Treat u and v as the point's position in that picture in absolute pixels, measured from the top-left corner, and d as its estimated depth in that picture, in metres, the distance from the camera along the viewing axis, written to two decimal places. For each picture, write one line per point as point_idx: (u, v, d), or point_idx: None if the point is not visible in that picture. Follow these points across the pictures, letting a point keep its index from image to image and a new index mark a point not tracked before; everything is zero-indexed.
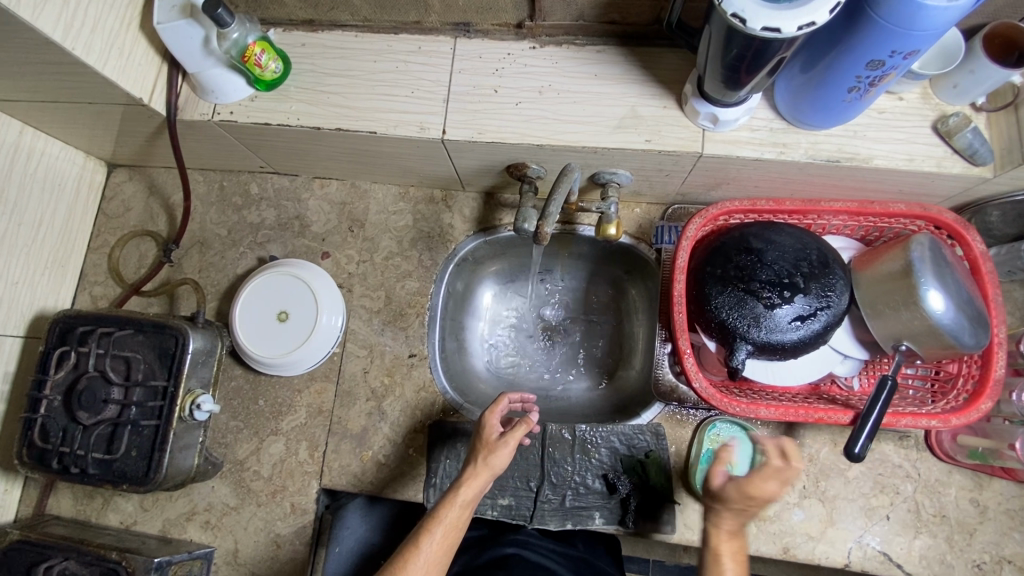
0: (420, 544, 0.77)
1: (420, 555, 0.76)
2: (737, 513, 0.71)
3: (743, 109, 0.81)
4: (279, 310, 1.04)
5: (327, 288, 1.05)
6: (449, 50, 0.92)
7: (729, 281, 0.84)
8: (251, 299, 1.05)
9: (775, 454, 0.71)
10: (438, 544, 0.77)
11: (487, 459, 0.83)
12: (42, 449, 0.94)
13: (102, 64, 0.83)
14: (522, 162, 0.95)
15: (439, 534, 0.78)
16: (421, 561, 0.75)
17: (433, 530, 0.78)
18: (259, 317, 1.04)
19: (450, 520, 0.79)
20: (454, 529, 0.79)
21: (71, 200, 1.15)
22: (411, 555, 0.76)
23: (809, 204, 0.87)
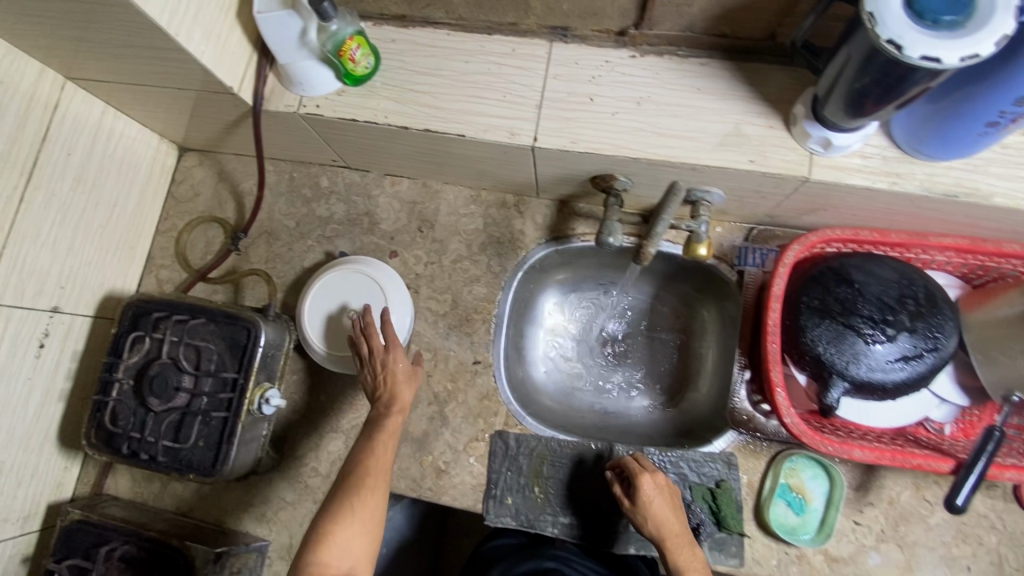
0: (374, 451, 0.84)
1: (378, 458, 0.83)
2: (662, 527, 0.81)
3: (858, 136, 0.77)
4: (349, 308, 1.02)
5: (398, 291, 1.03)
6: (544, 54, 0.89)
7: (827, 313, 0.81)
8: (320, 294, 1.03)
9: (630, 463, 0.87)
10: (385, 447, 0.85)
11: (402, 381, 0.89)
12: (111, 432, 0.94)
13: (201, 51, 0.82)
14: (610, 174, 0.91)
15: (382, 440, 0.85)
16: (381, 464, 0.83)
17: (380, 439, 0.85)
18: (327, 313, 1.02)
19: (392, 430, 0.86)
20: (394, 434, 0.87)
21: (144, 181, 1.15)
22: (371, 460, 0.83)
23: (916, 237, 0.83)
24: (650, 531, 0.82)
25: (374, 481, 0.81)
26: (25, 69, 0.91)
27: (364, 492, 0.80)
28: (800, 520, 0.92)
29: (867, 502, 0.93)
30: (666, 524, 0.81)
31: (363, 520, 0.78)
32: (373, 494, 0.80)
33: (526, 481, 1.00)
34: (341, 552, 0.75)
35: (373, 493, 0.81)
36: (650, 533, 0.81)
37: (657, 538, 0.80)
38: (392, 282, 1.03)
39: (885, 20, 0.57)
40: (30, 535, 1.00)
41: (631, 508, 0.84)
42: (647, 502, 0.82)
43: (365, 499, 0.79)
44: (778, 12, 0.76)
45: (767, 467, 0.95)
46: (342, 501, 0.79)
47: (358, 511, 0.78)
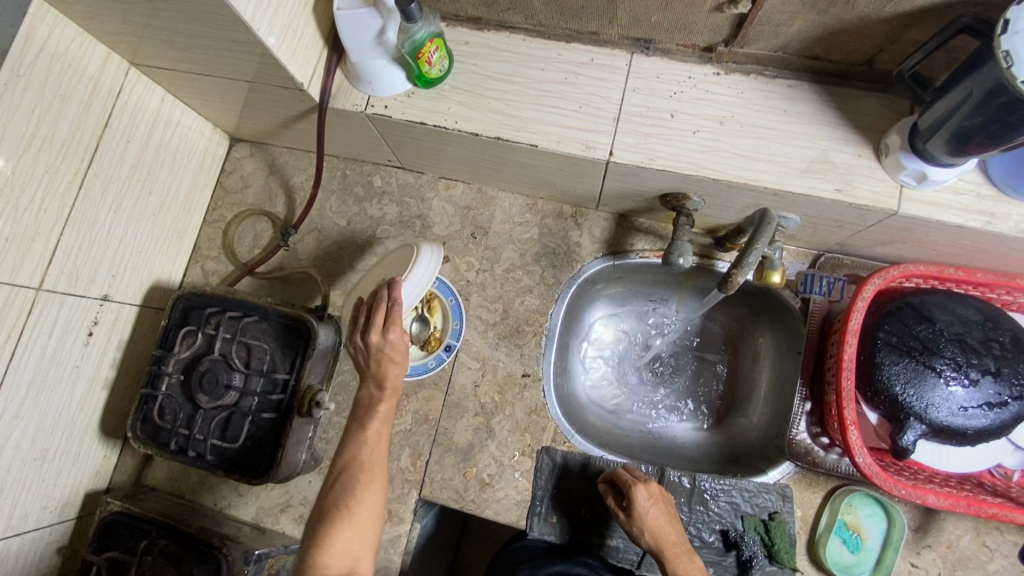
0: (366, 446, 0.80)
1: (370, 452, 0.80)
2: (657, 537, 0.81)
3: (956, 171, 0.74)
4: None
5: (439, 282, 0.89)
6: (624, 65, 0.87)
7: (906, 352, 0.78)
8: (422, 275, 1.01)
9: (624, 474, 0.87)
10: (378, 438, 0.81)
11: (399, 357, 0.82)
12: (158, 426, 0.93)
13: (278, 46, 0.80)
14: (683, 193, 0.89)
15: (374, 430, 0.81)
16: (376, 458, 0.80)
17: (373, 429, 0.81)
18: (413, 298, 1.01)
19: (382, 417, 0.82)
20: (387, 420, 0.83)
21: (196, 171, 1.14)
22: (365, 456, 0.79)
23: (1003, 278, 0.80)
24: (648, 541, 0.82)
25: (369, 478, 0.78)
26: (91, 53, 0.89)
27: (357, 494, 0.77)
28: (854, 558, 0.89)
29: (925, 544, 0.90)
30: (664, 533, 0.81)
31: (358, 522, 0.76)
32: (369, 492, 0.78)
33: (571, 500, 0.98)
34: (339, 559, 0.73)
35: (367, 494, 0.78)
36: (648, 543, 0.82)
37: (655, 548, 0.81)
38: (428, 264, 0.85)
39: (1022, 59, 0.55)
40: (67, 522, 0.99)
41: (626, 520, 0.84)
42: (644, 513, 0.81)
43: (361, 501, 0.77)
44: (883, 38, 0.73)
45: (823, 502, 0.93)
46: (337, 503, 0.76)
47: (354, 513, 0.76)
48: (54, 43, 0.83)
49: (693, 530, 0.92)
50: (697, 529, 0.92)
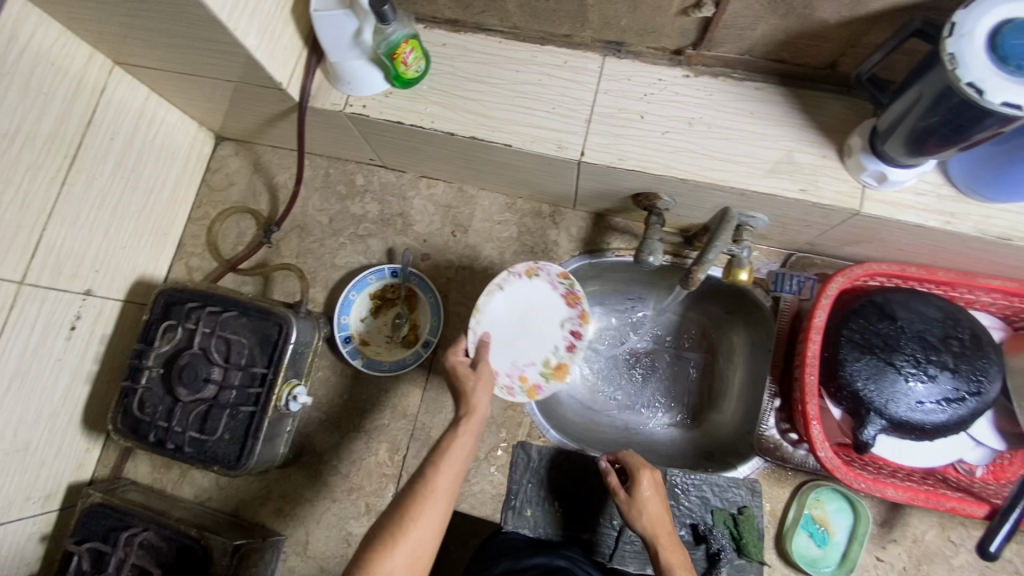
0: (435, 474, 0.73)
1: (438, 486, 0.73)
2: (654, 521, 0.79)
3: (914, 172, 0.75)
4: (534, 321, 0.93)
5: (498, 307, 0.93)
6: (596, 68, 0.89)
7: (868, 349, 0.80)
8: (566, 314, 0.93)
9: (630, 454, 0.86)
10: (448, 476, 0.74)
11: (477, 389, 0.81)
12: (138, 419, 0.94)
13: (255, 46, 0.82)
14: (654, 193, 0.91)
15: (451, 462, 0.75)
16: (441, 494, 0.72)
17: (445, 462, 0.75)
18: (555, 339, 0.92)
19: (458, 455, 0.76)
20: (464, 456, 0.77)
21: (181, 169, 1.15)
22: (431, 489, 0.72)
23: (964, 277, 0.82)
24: (644, 528, 0.79)
25: (429, 507, 0.71)
26: (75, 52, 0.91)
27: (411, 523, 0.69)
28: (822, 552, 0.91)
29: (890, 539, 0.92)
30: (659, 522, 0.79)
31: (405, 556, 0.68)
32: (425, 523, 0.70)
33: (547, 494, 0.99)
34: None
35: (422, 525, 0.70)
36: (642, 528, 0.79)
37: (649, 534, 0.79)
38: (509, 268, 0.95)
39: (967, 62, 0.57)
40: (50, 513, 1.01)
41: (625, 501, 0.82)
42: (647, 498, 0.80)
43: (411, 531, 0.69)
44: (842, 41, 0.75)
45: (792, 496, 0.95)
46: (387, 528, 0.69)
47: (401, 542, 0.68)
48: (37, 42, 0.85)
49: None
50: None
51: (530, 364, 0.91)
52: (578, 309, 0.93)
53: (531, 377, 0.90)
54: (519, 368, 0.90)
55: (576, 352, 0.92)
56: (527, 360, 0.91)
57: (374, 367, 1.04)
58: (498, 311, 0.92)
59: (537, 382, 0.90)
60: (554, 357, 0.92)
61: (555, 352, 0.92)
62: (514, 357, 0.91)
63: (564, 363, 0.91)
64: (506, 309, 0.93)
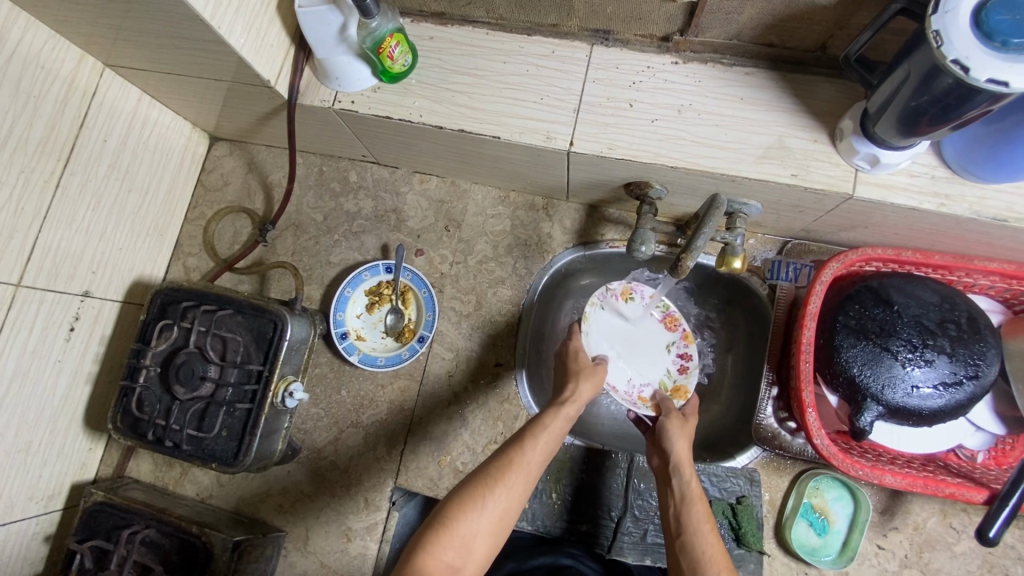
0: (531, 447, 0.74)
1: (527, 457, 0.74)
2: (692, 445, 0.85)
3: (908, 155, 0.74)
4: (642, 345, 1.09)
5: (612, 329, 1.09)
6: (584, 57, 0.88)
7: (864, 334, 0.79)
8: (669, 339, 1.09)
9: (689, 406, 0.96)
10: (539, 453, 0.75)
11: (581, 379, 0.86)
12: (137, 418, 0.95)
13: (241, 44, 0.82)
14: (645, 181, 0.90)
15: (546, 440, 0.76)
16: (529, 466, 0.73)
17: (537, 439, 0.76)
18: (664, 361, 1.08)
19: (550, 436, 0.77)
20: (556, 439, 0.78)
21: (176, 169, 1.16)
22: (524, 460, 0.73)
23: (960, 260, 0.81)
24: (683, 446, 0.83)
25: (520, 476, 0.71)
26: (65, 55, 0.92)
27: (501, 487, 0.69)
28: (821, 541, 0.91)
29: (891, 526, 0.91)
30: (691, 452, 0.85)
31: (490, 518, 0.67)
32: (513, 492, 0.70)
33: (545, 486, 0.99)
34: (463, 543, 0.64)
35: (510, 493, 0.70)
36: (681, 445, 0.83)
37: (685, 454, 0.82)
38: (609, 287, 1.10)
39: (951, 39, 0.56)
40: (54, 513, 1.02)
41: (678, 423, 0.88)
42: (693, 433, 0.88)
43: (499, 495, 0.69)
44: (831, 23, 0.74)
45: (791, 485, 0.94)
46: (476, 488, 0.69)
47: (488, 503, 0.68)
48: (26, 46, 0.86)
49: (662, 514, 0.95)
50: None
51: (649, 386, 1.06)
52: (679, 332, 1.09)
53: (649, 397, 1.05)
54: (638, 388, 1.06)
55: (688, 371, 1.06)
56: (644, 381, 1.06)
57: (369, 363, 1.05)
58: (610, 336, 1.09)
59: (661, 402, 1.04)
60: (669, 379, 1.06)
61: (669, 374, 1.07)
62: (632, 378, 1.07)
63: (681, 384, 1.06)
64: (618, 334, 1.10)
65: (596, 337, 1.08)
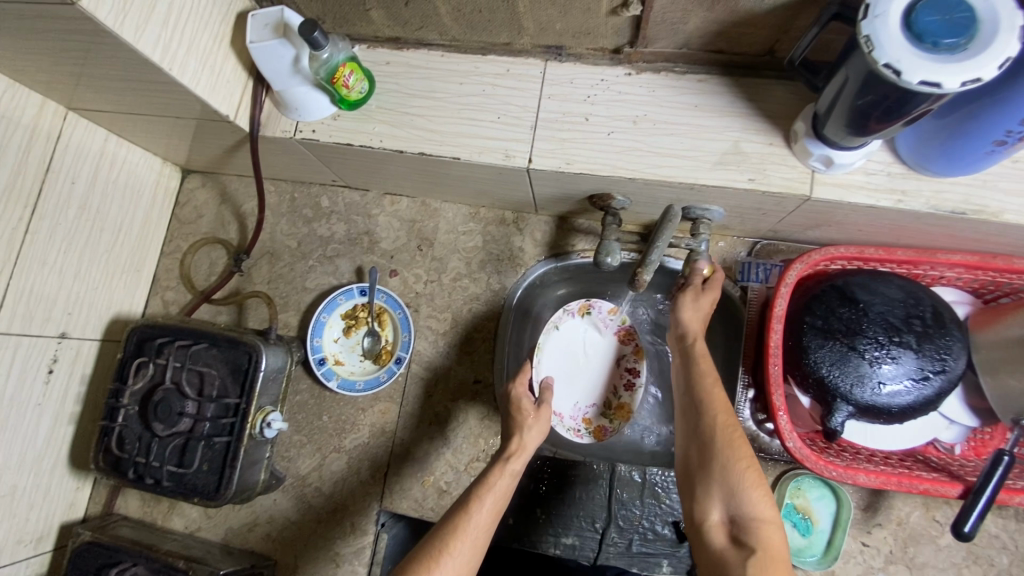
0: (476, 509, 0.72)
1: (473, 520, 0.71)
2: (700, 316, 0.81)
3: (861, 154, 0.74)
4: (590, 363, 1.11)
5: (564, 351, 1.11)
6: (539, 73, 0.89)
7: (831, 335, 0.79)
8: (621, 351, 1.11)
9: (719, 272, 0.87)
10: (486, 514, 0.72)
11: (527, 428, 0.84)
12: (118, 457, 0.96)
13: (195, 83, 0.83)
14: (607, 193, 0.90)
15: (493, 497, 0.74)
16: (475, 527, 0.71)
17: (482, 498, 0.74)
18: (612, 378, 1.09)
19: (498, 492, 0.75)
20: (504, 494, 0.76)
21: (148, 206, 1.17)
22: (470, 522, 0.71)
23: (923, 254, 0.81)
24: (694, 315, 0.81)
25: (467, 540, 0.69)
26: (26, 102, 0.92)
27: (446, 553, 0.67)
28: (806, 541, 0.90)
29: (875, 523, 0.91)
30: (704, 316, 0.82)
31: None
32: (462, 556, 0.67)
33: (527, 501, 0.98)
34: None
35: (457, 557, 0.67)
36: (688, 312, 0.82)
37: (694, 319, 0.81)
38: (566, 306, 1.11)
39: (882, 43, 0.56)
40: (44, 554, 1.02)
41: (689, 291, 0.84)
42: (707, 296, 0.83)
43: (446, 561, 0.66)
44: (774, 27, 0.74)
45: (772, 487, 0.93)
46: (421, 558, 0.66)
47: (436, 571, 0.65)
48: None
49: (646, 523, 0.95)
50: (650, 522, 0.95)
51: (592, 407, 1.08)
52: (631, 345, 1.10)
53: (593, 419, 1.07)
54: (582, 411, 1.07)
55: (634, 390, 1.07)
56: (588, 403, 1.08)
57: (348, 388, 1.05)
58: (558, 358, 1.10)
59: (599, 422, 1.07)
60: (614, 397, 1.08)
61: (616, 393, 1.08)
62: (577, 400, 1.08)
63: (626, 403, 1.07)
64: (567, 353, 1.11)
65: (545, 360, 1.08)
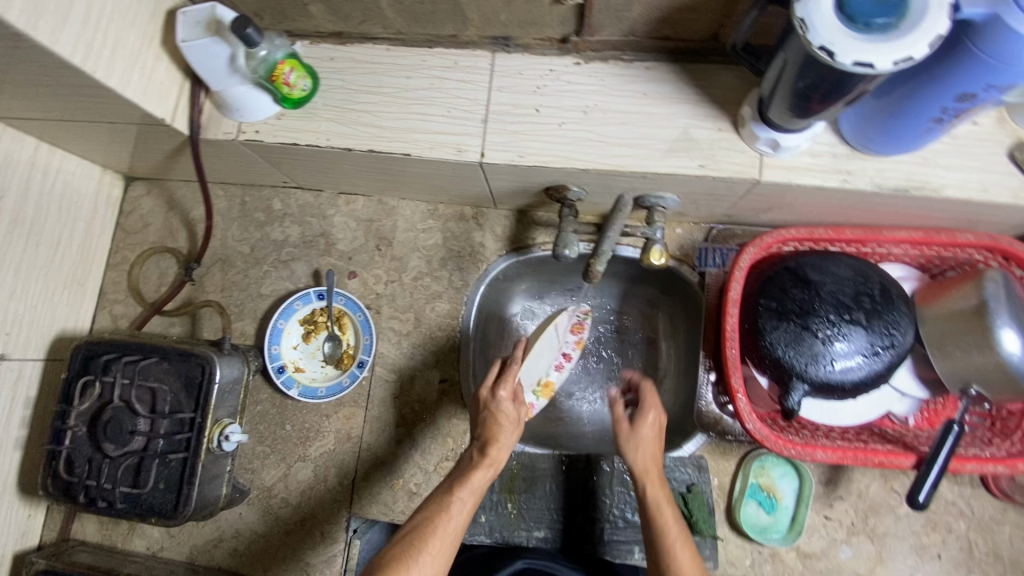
0: (453, 510, 0.73)
1: (452, 523, 0.72)
2: (653, 465, 0.80)
3: (805, 136, 0.75)
4: (536, 339, 0.99)
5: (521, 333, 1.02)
6: (487, 65, 0.87)
7: (785, 315, 0.80)
8: (565, 337, 1.03)
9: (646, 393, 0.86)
10: (462, 513, 0.74)
11: (507, 425, 0.83)
12: (68, 481, 0.92)
13: (123, 85, 0.79)
14: (562, 185, 0.90)
15: (471, 497, 0.76)
16: (453, 530, 0.72)
17: (463, 499, 0.75)
18: (547, 356, 0.99)
19: (474, 490, 0.76)
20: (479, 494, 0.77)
21: (89, 216, 1.12)
22: (447, 523, 0.72)
23: (870, 233, 0.83)
24: (644, 457, 0.81)
25: (442, 539, 0.71)
26: None
27: (423, 555, 0.68)
28: (771, 519, 0.92)
29: (836, 496, 0.93)
30: (650, 457, 0.81)
31: None
32: (437, 555, 0.69)
33: (499, 497, 0.97)
34: None
35: (433, 559, 0.69)
36: (633, 459, 0.81)
37: (641, 464, 0.80)
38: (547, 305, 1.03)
39: (816, 26, 0.56)
40: None
41: (629, 432, 0.83)
42: (647, 438, 0.82)
43: (424, 562, 0.68)
44: (717, 13, 0.74)
45: (737, 467, 0.95)
46: (399, 558, 0.67)
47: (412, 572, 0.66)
48: None
49: (617, 511, 0.95)
50: (620, 510, 0.96)
51: (523, 385, 0.98)
52: (576, 336, 1.03)
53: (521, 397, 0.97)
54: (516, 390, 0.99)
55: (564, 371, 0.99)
56: (521, 381, 0.99)
57: (310, 395, 1.02)
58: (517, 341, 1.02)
59: (528, 399, 0.96)
60: (544, 375, 0.99)
61: (546, 372, 0.98)
62: (517, 375, 0.95)
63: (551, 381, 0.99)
64: (536, 328, 0.99)
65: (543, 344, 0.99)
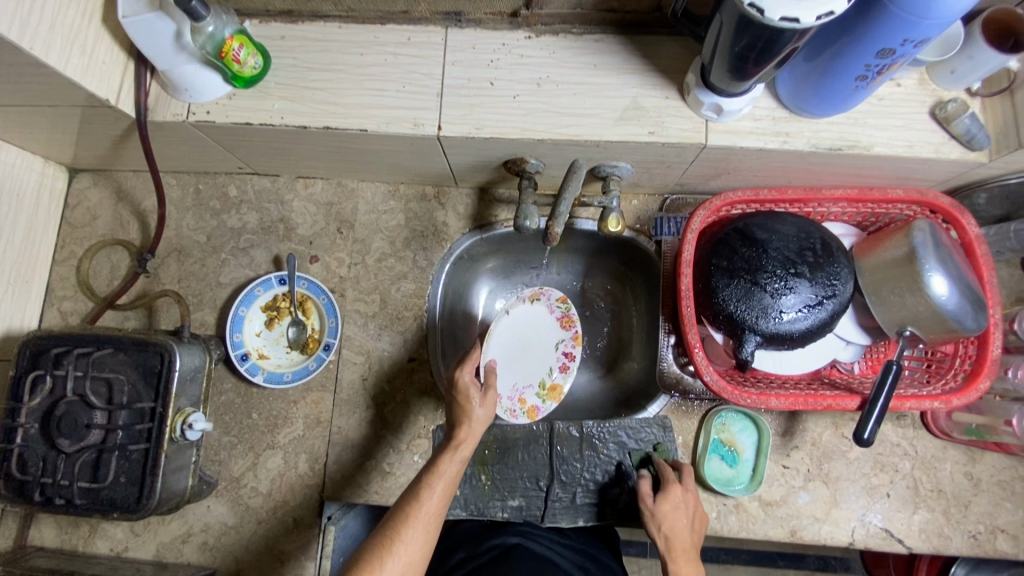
0: (424, 498, 0.74)
1: (424, 508, 0.74)
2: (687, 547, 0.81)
3: (747, 100, 0.79)
4: (528, 346, 1.06)
5: (508, 335, 1.05)
6: (440, 41, 0.88)
7: (735, 273, 0.83)
8: (561, 337, 1.05)
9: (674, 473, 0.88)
10: (436, 499, 0.75)
11: (473, 407, 0.82)
12: (21, 481, 0.88)
13: (63, 64, 0.77)
14: (521, 157, 0.92)
15: (442, 483, 0.76)
16: (427, 516, 0.74)
17: (433, 485, 0.76)
18: (550, 359, 1.04)
19: (447, 475, 0.77)
20: (451, 479, 0.78)
21: (31, 210, 1.07)
22: (419, 512, 0.73)
23: (811, 192, 0.88)
24: (676, 531, 0.82)
25: (416, 527, 0.72)
26: None
27: (395, 545, 0.70)
28: (734, 471, 0.97)
29: (792, 446, 0.98)
30: (678, 534, 0.82)
31: None
32: (412, 545, 0.71)
33: (472, 469, 0.98)
34: None
35: (408, 548, 0.70)
36: (659, 535, 0.82)
37: (666, 543, 0.82)
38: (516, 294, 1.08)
39: None
40: None
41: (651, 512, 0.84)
42: (671, 513, 0.83)
43: (398, 552, 0.69)
44: None
45: (700, 425, 0.99)
46: (373, 552, 0.69)
47: (388, 563, 0.68)
48: None
49: (588, 475, 0.98)
50: (591, 473, 0.98)
51: (529, 388, 1.02)
52: (572, 331, 1.05)
53: (528, 399, 1.01)
54: (519, 391, 1.02)
55: (569, 372, 1.02)
56: (526, 382, 1.02)
57: (276, 380, 1.01)
58: (504, 339, 1.05)
59: (534, 402, 1.01)
60: (548, 377, 1.02)
61: (550, 374, 1.03)
62: (514, 380, 1.03)
63: (558, 383, 1.02)
64: (509, 337, 1.05)
65: (494, 345, 1.03)
